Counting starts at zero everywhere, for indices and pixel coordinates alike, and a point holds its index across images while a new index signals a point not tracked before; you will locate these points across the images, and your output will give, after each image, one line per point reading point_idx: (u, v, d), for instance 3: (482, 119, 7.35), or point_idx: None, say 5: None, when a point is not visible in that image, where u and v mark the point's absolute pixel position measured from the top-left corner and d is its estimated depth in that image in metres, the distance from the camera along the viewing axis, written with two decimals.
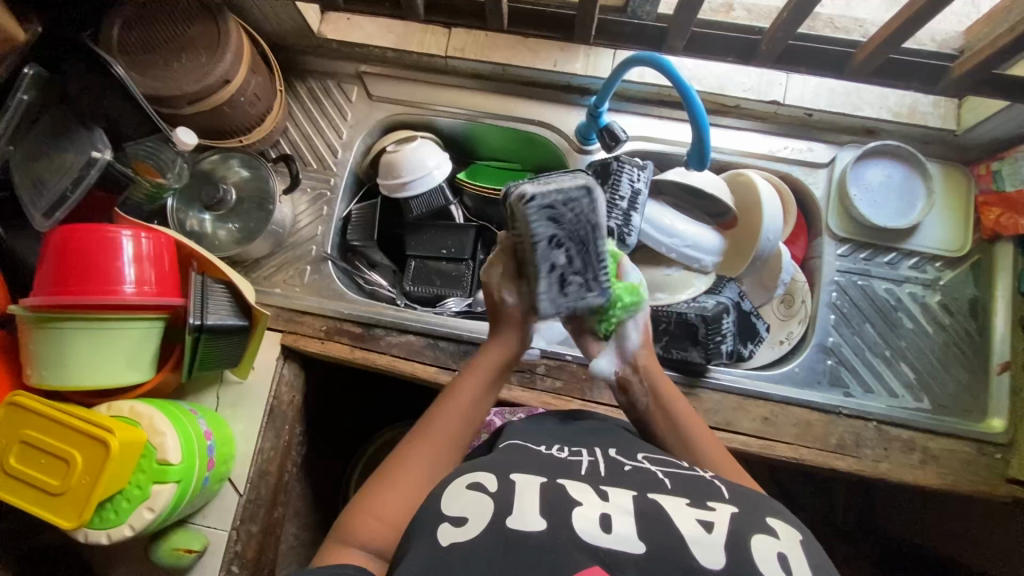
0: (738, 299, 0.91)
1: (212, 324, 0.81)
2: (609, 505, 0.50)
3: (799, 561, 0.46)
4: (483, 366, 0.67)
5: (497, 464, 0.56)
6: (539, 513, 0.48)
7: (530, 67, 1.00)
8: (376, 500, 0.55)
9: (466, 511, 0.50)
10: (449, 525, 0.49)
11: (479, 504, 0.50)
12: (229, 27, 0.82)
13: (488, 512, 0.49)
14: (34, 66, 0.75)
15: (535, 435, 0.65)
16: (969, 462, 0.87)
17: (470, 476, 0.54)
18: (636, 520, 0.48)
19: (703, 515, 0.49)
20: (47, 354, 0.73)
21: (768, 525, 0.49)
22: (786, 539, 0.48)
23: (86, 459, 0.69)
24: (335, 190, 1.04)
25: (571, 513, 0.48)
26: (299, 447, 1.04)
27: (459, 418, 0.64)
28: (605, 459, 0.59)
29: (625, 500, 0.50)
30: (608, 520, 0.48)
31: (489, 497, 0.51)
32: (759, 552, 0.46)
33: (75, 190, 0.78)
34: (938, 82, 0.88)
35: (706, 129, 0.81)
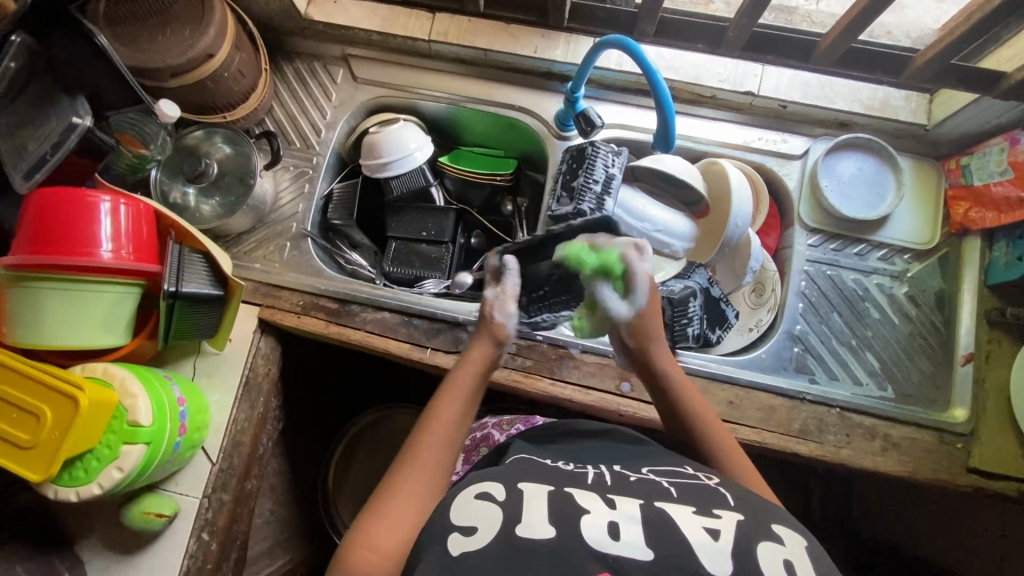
0: (707, 284, 0.92)
1: (188, 292, 0.82)
2: (616, 512, 0.51)
3: (806, 567, 0.48)
4: (462, 380, 0.71)
5: (505, 474, 0.58)
6: (550, 521, 0.50)
7: (511, 52, 1.01)
8: (373, 524, 0.55)
9: (476, 521, 0.51)
10: (458, 535, 0.50)
11: (490, 514, 0.52)
12: (213, 4, 0.84)
13: (499, 525, 0.50)
14: (20, 33, 0.75)
15: (548, 452, 0.68)
16: (931, 452, 0.88)
17: (478, 486, 0.56)
18: (644, 529, 0.49)
19: (708, 522, 0.50)
20: (23, 313, 0.75)
21: (773, 531, 0.51)
22: (791, 544, 0.50)
23: (56, 415, 0.70)
24: (318, 169, 1.05)
25: (579, 521, 0.50)
26: (274, 421, 1.06)
27: (445, 435, 0.65)
28: (610, 471, 0.61)
29: (630, 508, 0.52)
30: (616, 529, 0.49)
31: (499, 508, 0.52)
32: (766, 558, 0.48)
33: (55, 153, 0.80)
34: (902, 72, 0.93)
35: (671, 115, 0.83)
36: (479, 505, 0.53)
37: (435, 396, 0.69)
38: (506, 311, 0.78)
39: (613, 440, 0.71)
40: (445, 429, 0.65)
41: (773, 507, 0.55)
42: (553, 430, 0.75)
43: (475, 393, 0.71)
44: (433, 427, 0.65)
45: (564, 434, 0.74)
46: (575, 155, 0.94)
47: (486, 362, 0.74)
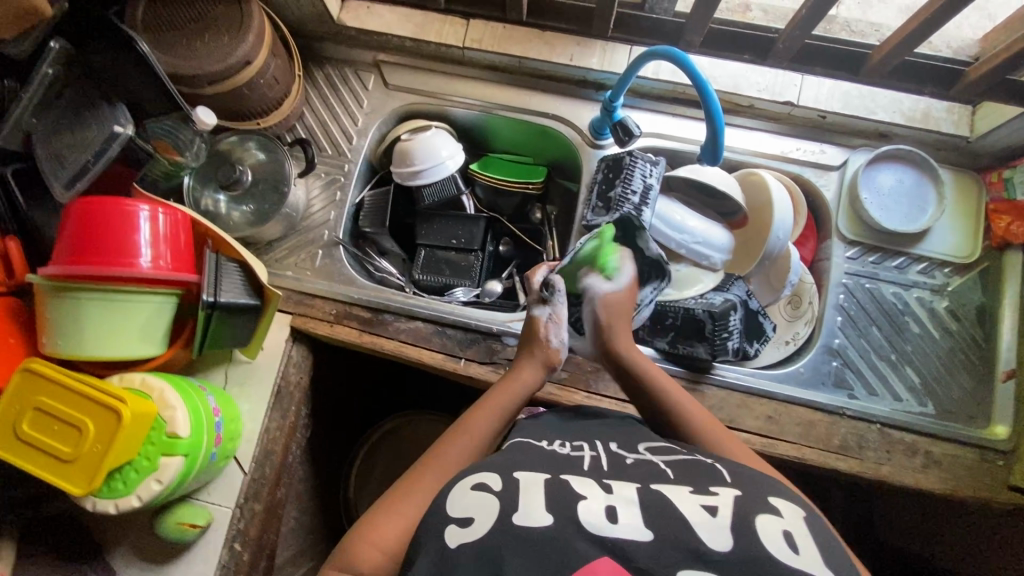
0: (745, 297, 0.91)
1: (225, 302, 0.81)
2: (614, 497, 0.52)
3: (805, 536, 0.49)
4: (503, 395, 0.73)
5: (500, 465, 0.57)
6: (547, 509, 0.50)
7: (546, 61, 1.00)
8: (380, 522, 0.56)
9: (472, 512, 0.51)
10: (455, 527, 0.50)
11: (484, 504, 0.52)
12: (252, 11, 0.84)
13: (495, 513, 0.50)
14: (59, 40, 0.76)
15: (537, 432, 0.67)
16: (971, 468, 0.87)
17: (477, 476, 0.56)
18: (641, 511, 0.50)
19: (705, 501, 0.51)
20: (62, 323, 0.74)
21: (771, 505, 0.52)
22: (790, 517, 0.50)
23: (98, 428, 0.69)
24: (349, 176, 1.05)
25: (576, 505, 0.50)
26: (303, 428, 1.05)
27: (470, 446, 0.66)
28: (606, 453, 0.61)
29: (627, 491, 0.53)
30: (614, 512, 0.50)
31: (494, 497, 0.52)
32: (765, 530, 0.48)
33: (98, 161, 0.79)
34: (953, 85, 0.93)
35: (721, 125, 0.83)
36: (474, 495, 0.53)
37: (471, 404, 0.71)
38: (560, 336, 0.80)
39: (608, 423, 0.71)
40: (474, 440, 0.66)
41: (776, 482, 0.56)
42: (568, 412, 0.75)
43: (511, 412, 0.72)
44: (464, 432, 0.67)
45: (572, 419, 0.72)
46: (612, 164, 0.93)
47: (529, 386, 0.75)
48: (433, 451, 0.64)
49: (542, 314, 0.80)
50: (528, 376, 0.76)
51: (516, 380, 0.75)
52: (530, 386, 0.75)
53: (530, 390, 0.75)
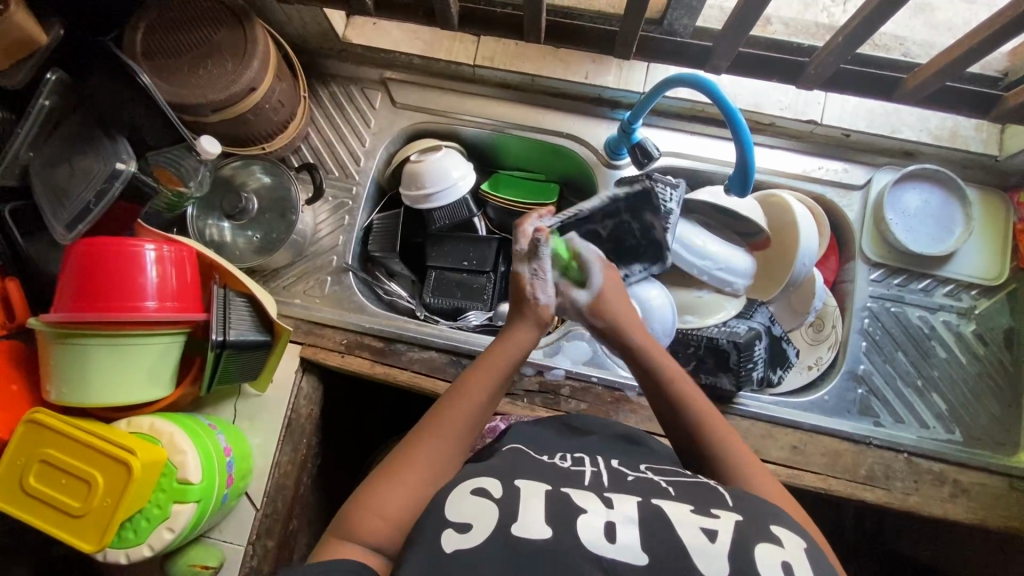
0: (769, 324, 0.89)
1: (234, 340, 0.79)
2: (614, 513, 0.49)
3: (805, 568, 0.46)
4: (494, 359, 0.68)
5: (503, 471, 0.56)
6: (547, 520, 0.48)
7: (561, 79, 0.97)
8: (379, 495, 0.56)
9: (469, 517, 0.49)
10: (453, 531, 0.48)
11: (482, 510, 0.50)
12: (255, 34, 0.80)
13: (495, 518, 0.49)
14: (56, 71, 0.73)
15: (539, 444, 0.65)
16: (1000, 499, 0.85)
17: (473, 482, 0.54)
18: (640, 530, 0.48)
19: (705, 523, 0.49)
20: (67, 369, 0.71)
21: (773, 534, 0.49)
22: (791, 547, 0.48)
23: (107, 480, 0.67)
24: (358, 199, 1.02)
25: (576, 519, 0.48)
26: (314, 459, 1.02)
27: (470, 411, 0.64)
28: (607, 470, 0.58)
29: (628, 507, 0.50)
30: (613, 529, 0.48)
31: (493, 502, 0.50)
32: (763, 559, 0.46)
33: (99, 202, 0.75)
34: (989, 110, 0.84)
35: (750, 151, 0.78)
36: (472, 501, 0.51)
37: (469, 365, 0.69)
38: (549, 291, 0.74)
39: (593, 442, 0.68)
40: (467, 407, 0.64)
41: (773, 506, 0.53)
42: (557, 427, 0.71)
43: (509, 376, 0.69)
44: (465, 396, 0.65)
45: (572, 430, 0.71)
46: (636, 194, 0.84)
47: (524, 345, 0.71)
48: (432, 420, 0.63)
49: (528, 271, 0.73)
50: (523, 337, 0.72)
51: (509, 344, 0.71)
52: (524, 347, 0.71)
53: (525, 352, 0.71)
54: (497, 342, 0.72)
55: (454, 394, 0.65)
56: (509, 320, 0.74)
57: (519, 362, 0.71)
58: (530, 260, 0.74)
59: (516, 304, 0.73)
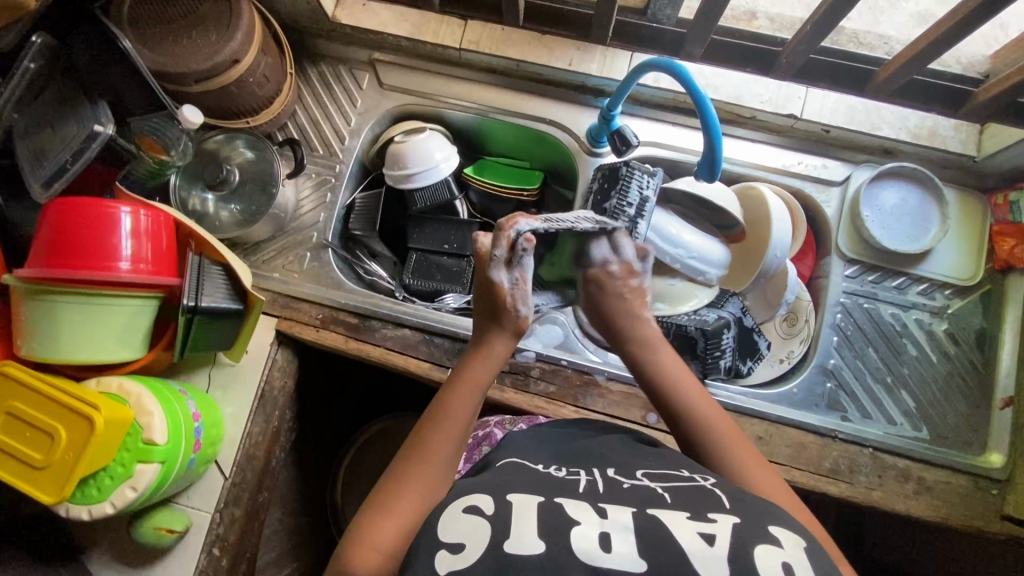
0: (740, 314, 0.90)
1: (207, 307, 0.80)
2: (608, 522, 0.47)
3: (806, 568, 0.44)
4: (475, 375, 0.67)
5: (493, 485, 0.53)
6: (541, 535, 0.46)
7: (544, 64, 0.98)
8: (370, 526, 0.53)
9: (463, 537, 0.48)
10: (445, 553, 0.46)
11: (476, 529, 0.48)
12: (240, 7, 0.81)
13: (486, 537, 0.47)
14: (40, 34, 0.74)
15: (532, 455, 0.62)
16: (964, 497, 0.85)
17: (465, 499, 0.52)
18: (637, 538, 0.46)
19: (703, 527, 0.46)
20: (38, 327, 0.72)
21: (771, 534, 0.47)
22: (790, 547, 0.45)
23: (70, 434, 0.68)
24: (340, 177, 1.03)
25: (569, 531, 0.46)
26: (288, 432, 1.04)
27: (454, 430, 0.62)
28: (604, 479, 0.56)
29: (623, 516, 0.48)
30: (607, 540, 0.46)
31: (486, 521, 0.48)
32: (763, 563, 0.44)
33: (75, 162, 0.77)
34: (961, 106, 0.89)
35: (719, 138, 0.79)
36: (465, 520, 0.49)
37: (445, 386, 0.66)
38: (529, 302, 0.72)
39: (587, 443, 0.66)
40: (452, 430, 0.62)
41: (775, 508, 0.51)
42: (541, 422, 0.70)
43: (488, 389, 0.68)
44: (443, 417, 0.62)
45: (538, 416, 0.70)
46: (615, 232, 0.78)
47: (501, 355, 0.70)
48: (415, 446, 0.60)
49: (506, 281, 0.71)
50: (499, 350, 0.70)
51: (487, 357, 0.69)
52: (501, 358, 0.70)
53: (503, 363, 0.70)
54: (473, 356, 0.70)
55: (436, 412, 0.63)
56: (482, 332, 0.72)
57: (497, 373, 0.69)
58: (507, 265, 0.71)
59: (488, 315, 0.72)
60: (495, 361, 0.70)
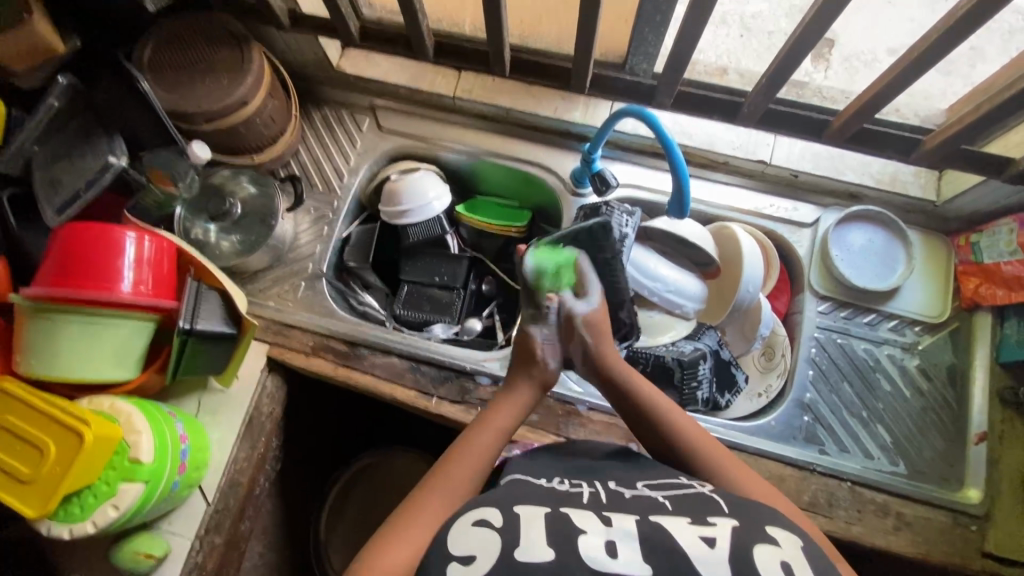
0: (716, 347, 0.94)
1: (201, 329, 0.83)
2: (613, 529, 0.49)
3: (804, 568, 0.46)
4: (501, 417, 0.69)
5: (498, 498, 0.54)
6: (549, 544, 0.48)
7: (532, 113, 1.06)
8: (381, 547, 0.53)
9: (474, 550, 0.48)
10: (456, 565, 0.47)
11: (484, 540, 0.49)
12: (251, 54, 0.89)
13: (496, 548, 0.48)
14: (67, 76, 0.83)
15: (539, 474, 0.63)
16: (945, 533, 0.85)
17: (477, 511, 0.52)
18: (641, 545, 0.48)
19: (704, 531, 0.49)
20: (39, 344, 0.76)
21: (769, 534, 0.49)
22: (788, 547, 0.48)
23: (59, 449, 0.70)
24: (338, 212, 1.08)
25: (576, 537, 0.48)
26: (273, 461, 1.04)
27: (475, 468, 0.63)
28: (606, 490, 0.58)
29: (626, 523, 0.50)
30: (614, 546, 0.48)
31: (495, 534, 0.49)
32: (762, 560, 0.46)
33: (88, 189, 0.83)
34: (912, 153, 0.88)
35: (685, 180, 0.84)
36: (475, 533, 0.50)
37: (469, 424, 0.68)
38: (558, 357, 0.76)
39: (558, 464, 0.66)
40: (474, 466, 0.63)
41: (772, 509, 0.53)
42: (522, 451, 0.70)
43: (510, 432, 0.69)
44: (465, 453, 0.64)
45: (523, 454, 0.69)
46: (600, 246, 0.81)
47: (523, 404, 0.72)
48: (435, 475, 0.61)
49: (537, 332, 0.75)
50: (524, 395, 0.73)
51: (513, 400, 0.71)
52: (526, 404, 0.72)
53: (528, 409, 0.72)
54: (499, 398, 0.72)
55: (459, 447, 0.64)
56: (512, 375, 0.75)
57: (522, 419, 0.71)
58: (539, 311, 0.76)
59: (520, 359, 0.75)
60: (520, 406, 0.72)
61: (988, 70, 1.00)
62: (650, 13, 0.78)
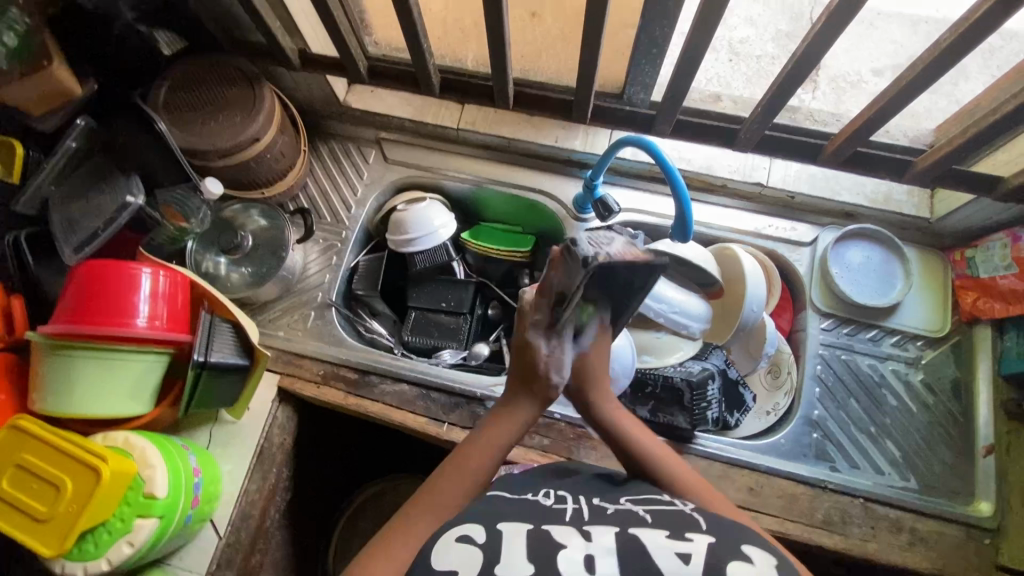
0: (724, 366, 0.95)
1: (215, 362, 0.83)
2: (592, 544, 0.50)
3: None
4: (493, 436, 0.64)
5: (483, 516, 0.56)
6: (528, 560, 0.49)
7: (534, 142, 1.09)
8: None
9: (456, 566, 0.50)
10: None
11: (469, 557, 0.51)
12: (263, 93, 0.92)
13: (478, 565, 0.49)
14: (86, 118, 0.86)
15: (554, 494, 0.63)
16: (959, 547, 0.85)
17: (461, 529, 0.54)
18: (617, 559, 0.49)
19: (679, 547, 0.49)
20: (56, 380, 0.76)
21: (744, 552, 0.49)
22: (761, 565, 0.48)
23: (75, 486, 0.70)
24: (346, 242, 1.10)
25: (554, 557, 0.49)
26: (284, 492, 1.03)
27: (461, 490, 0.61)
28: (588, 504, 0.58)
29: (606, 539, 0.51)
30: (591, 563, 0.49)
31: (479, 550, 0.51)
32: None
33: (107, 228, 0.85)
34: (905, 174, 0.91)
35: (688, 204, 0.87)
36: (458, 549, 0.52)
37: (462, 441, 0.65)
38: (562, 371, 0.65)
39: (576, 482, 0.64)
40: (460, 488, 0.61)
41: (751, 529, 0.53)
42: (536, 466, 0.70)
43: (504, 450, 0.65)
44: (452, 476, 0.61)
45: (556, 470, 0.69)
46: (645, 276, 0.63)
47: (525, 421, 0.66)
48: (420, 499, 0.60)
49: (543, 343, 0.64)
50: (523, 412, 0.66)
51: (509, 417, 0.66)
52: (525, 421, 0.66)
53: (526, 426, 0.66)
54: (497, 414, 0.67)
55: (448, 468, 0.62)
56: (512, 390, 0.67)
57: (519, 437, 0.66)
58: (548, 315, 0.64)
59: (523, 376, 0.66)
60: (518, 422, 0.66)
61: (972, 89, 1.02)
62: (644, 46, 0.81)
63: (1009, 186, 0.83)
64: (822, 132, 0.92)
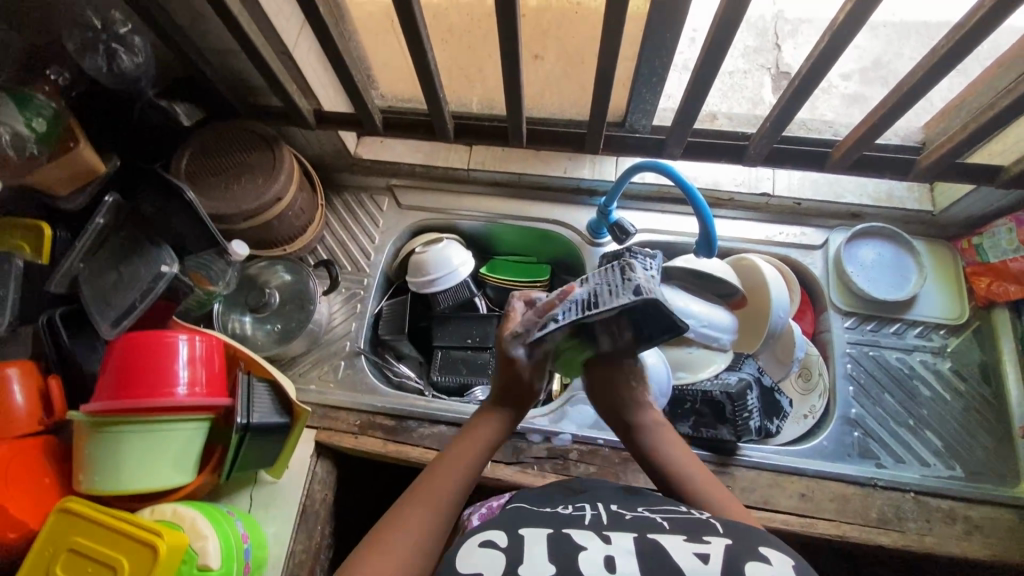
0: (758, 374, 0.96)
1: (257, 423, 0.83)
2: (612, 547, 0.50)
3: None
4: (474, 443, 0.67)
5: (504, 521, 0.55)
6: (549, 561, 0.49)
7: (543, 174, 1.12)
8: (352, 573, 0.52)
9: (480, 567, 0.49)
10: None
11: (492, 560, 0.49)
12: (283, 153, 0.94)
13: (502, 566, 0.48)
14: (113, 195, 0.86)
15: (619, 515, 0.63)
16: (1015, 530, 0.85)
17: (482, 534, 0.53)
18: (638, 560, 0.49)
19: (698, 547, 0.49)
20: (102, 459, 0.76)
21: (762, 554, 0.49)
22: (779, 564, 0.48)
23: (132, 565, 0.68)
24: (369, 289, 1.12)
25: (576, 556, 0.49)
26: (327, 551, 1.01)
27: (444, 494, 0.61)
28: (606, 512, 0.57)
29: (626, 541, 0.51)
30: (612, 561, 0.49)
31: (501, 552, 0.50)
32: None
33: (143, 300, 0.86)
34: (909, 172, 0.95)
35: (711, 220, 0.90)
36: (481, 553, 0.50)
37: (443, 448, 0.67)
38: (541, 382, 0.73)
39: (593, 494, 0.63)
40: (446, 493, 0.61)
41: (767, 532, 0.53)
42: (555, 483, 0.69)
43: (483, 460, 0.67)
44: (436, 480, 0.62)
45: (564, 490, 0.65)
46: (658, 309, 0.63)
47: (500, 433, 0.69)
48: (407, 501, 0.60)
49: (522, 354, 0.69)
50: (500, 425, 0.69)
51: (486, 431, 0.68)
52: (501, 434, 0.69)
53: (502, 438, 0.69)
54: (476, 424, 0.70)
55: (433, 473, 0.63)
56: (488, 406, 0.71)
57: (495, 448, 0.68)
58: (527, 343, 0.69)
59: (501, 393, 0.71)
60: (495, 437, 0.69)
61: None
62: (646, 75, 0.85)
63: (1011, 173, 0.88)
64: (827, 140, 0.96)
